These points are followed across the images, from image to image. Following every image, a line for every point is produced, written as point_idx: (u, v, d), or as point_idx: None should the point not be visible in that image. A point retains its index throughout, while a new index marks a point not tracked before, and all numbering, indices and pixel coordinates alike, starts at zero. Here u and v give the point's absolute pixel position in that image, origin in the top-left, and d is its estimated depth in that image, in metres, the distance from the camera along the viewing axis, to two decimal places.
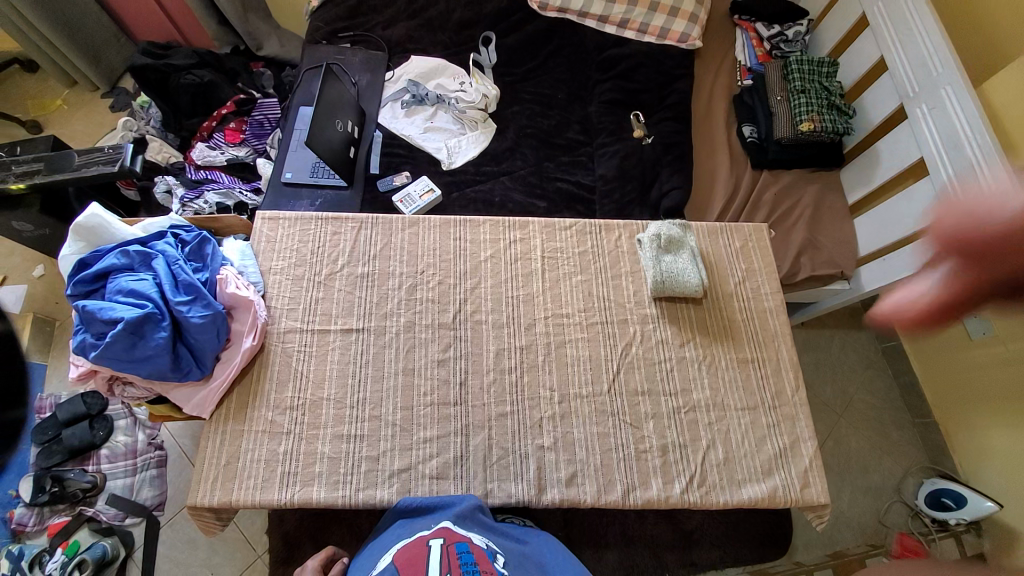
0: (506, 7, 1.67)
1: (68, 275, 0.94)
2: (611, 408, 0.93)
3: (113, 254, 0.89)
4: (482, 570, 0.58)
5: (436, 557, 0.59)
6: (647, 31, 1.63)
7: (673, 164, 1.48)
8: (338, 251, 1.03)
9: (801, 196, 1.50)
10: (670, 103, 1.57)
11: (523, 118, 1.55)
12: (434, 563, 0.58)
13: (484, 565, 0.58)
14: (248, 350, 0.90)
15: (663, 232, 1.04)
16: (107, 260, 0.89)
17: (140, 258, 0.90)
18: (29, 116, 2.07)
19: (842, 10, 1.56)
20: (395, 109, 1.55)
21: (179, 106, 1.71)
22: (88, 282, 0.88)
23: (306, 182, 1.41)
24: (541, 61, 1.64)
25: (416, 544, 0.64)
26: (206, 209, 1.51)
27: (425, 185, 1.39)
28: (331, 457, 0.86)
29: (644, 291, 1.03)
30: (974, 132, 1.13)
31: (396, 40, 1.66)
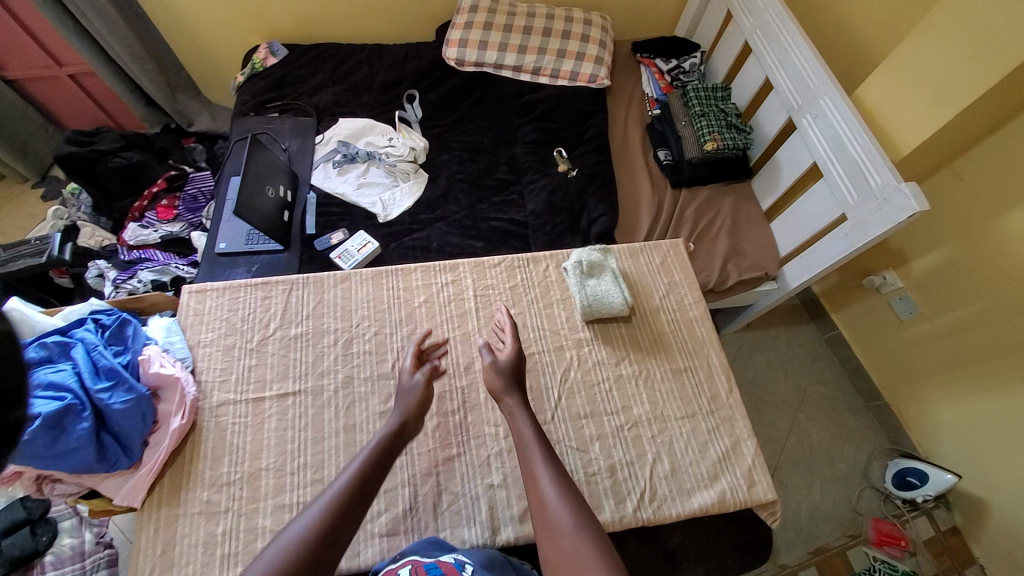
0: (426, 66, 1.78)
1: None
2: (557, 435, 0.94)
3: (30, 349, 0.87)
4: None
5: None
6: (559, 75, 1.76)
7: (599, 192, 1.56)
8: (269, 315, 1.02)
9: (719, 209, 1.61)
10: (589, 137, 1.68)
11: (453, 165, 1.62)
12: None
13: None
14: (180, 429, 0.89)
15: (585, 258, 1.10)
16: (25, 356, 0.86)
17: (59, 349, 0.87)
18: None
19: (726, 41, 1.74)
20: (327, 169, 1.58)
21: (108, 189, 1.69)
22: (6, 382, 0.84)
23: (242, 250, 1.40)
24: (465, 111, 1.74)
25: None
26: (141, 287, 1.49)
27: (362, 239, 1.43)
28: (273, 530, 0.83)
29: (576, 316, 1.07)
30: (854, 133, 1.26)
31: (323, 105, 1.72)
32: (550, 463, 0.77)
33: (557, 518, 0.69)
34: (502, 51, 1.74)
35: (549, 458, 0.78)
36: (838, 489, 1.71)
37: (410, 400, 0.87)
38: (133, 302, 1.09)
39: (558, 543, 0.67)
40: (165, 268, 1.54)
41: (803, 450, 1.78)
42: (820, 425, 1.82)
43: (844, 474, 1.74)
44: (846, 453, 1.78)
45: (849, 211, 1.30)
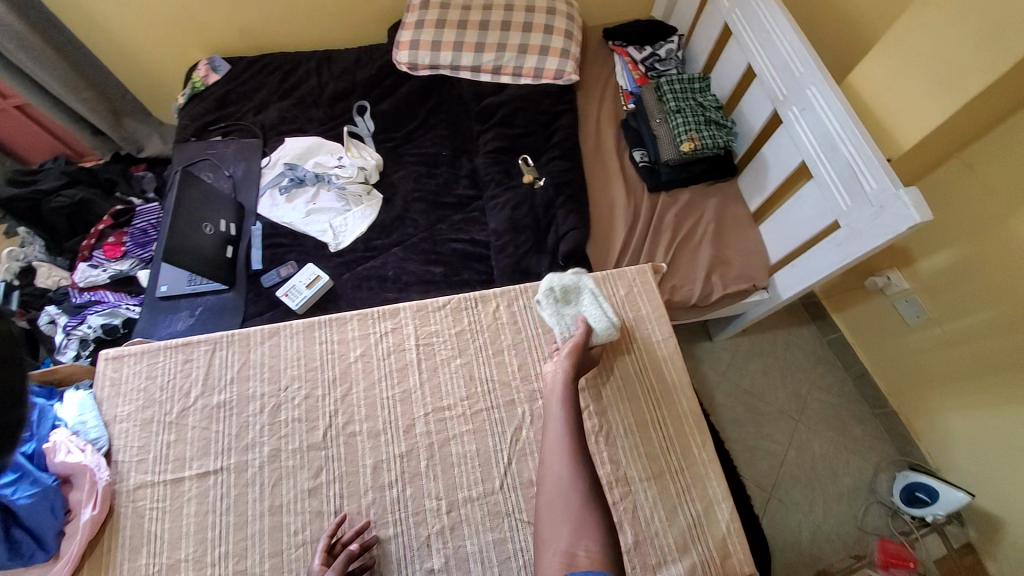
0: (377, 73, 1.64)
1: None
2: (506, 507, 0.84)
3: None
4: None
5: None
6: (522, 74, 1.60)
7: (569, 203, 1.42)
8: (190, 382, 0.93)
9: (702, 214, 1.47)
10: (557, 141, 1.53)
11: (410, 182, 1.49)
12: None
13: None
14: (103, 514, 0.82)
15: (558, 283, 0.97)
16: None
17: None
18: None
19: (704, 23, 1.57)
20: (275, 197, 1.48)
21: (54, 228, 1.61)
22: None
23: (185, 292, 1.32)
24: (422, 120, 1.60)
25: None
26: (91, 334, 1.40)
27: (312, 273, 1.32)
28: None
29: (529, 363, 0.96)
30: (845, 129, 1.10)
31: (270, 124, 1.60)
32: (569, 430, 0.79)
33: (561, 489, 0.72)
34: (457, 51, 1.57)
35: (573, 422, 0.80)
36: (841, 505, 1.61)
37: None
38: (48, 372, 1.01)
39: (561, 512, 0.71)
40: (115, 311, 1.45)
41: (804, 463, 1.66)
42: (822, 436, 1.70)
43: (848, 488, 1.63)
44: (850, 465, 1.66)
45: (842, 217, 1.16)
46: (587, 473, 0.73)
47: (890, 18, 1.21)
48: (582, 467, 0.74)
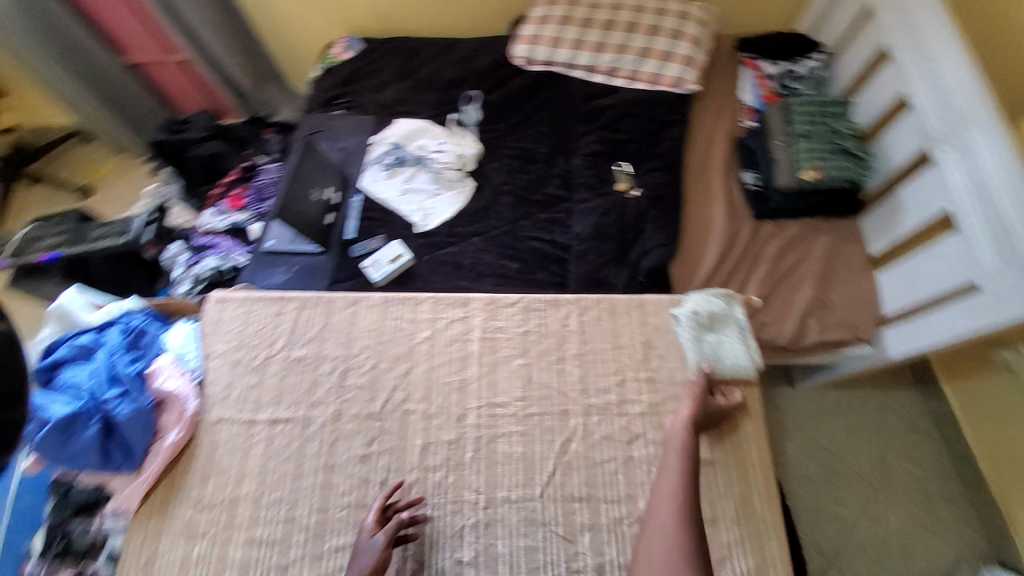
0: (492, 65, 1.70)
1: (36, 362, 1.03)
2: (542, 517, 0.83)
3: (71, 352, 0.97)
4: None
5: None
6: (639, 77, 1.59)
7: (659, 219, 1.37)
8: (277, 334, 1.01)
9: (809, 251, 1.33)
10: (660, 151, 1.48)
11: (502, 175, 1.51)
12: None
13: None
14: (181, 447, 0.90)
15: (702, 307, 0.96)
16: (64, 359, 0.96)
17: (91, 355, 0.96)
18: (83, 181, 2.39)
19: (856, 39, 1.41)
20: (377, 172, 1.57)
21: (192, 175, 1.83)
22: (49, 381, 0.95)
23: (285, 249, 1.45)
24: (526, 115, 1.62)
25: None
26: (204, 272, 1.62)
27: (396, 250, 1.39)
28: (241, 562, 0.83)
29: (590, 377, 0.93)
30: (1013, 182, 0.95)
31: (385, 104, 1.71)
32: (685, 476, 0.78)
33: (664, 537, 0.73)
34: (576, 49, 1.61)
35: (689, 468, 0.79)
36: None
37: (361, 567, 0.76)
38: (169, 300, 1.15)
39: (658, 562, 0.72)
40: (227, 255, 1.65)
41: (878, 545, 1.45)
42: (902, 510, 1.49)
43: None
44: (928, 549, 1.44)
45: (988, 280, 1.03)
46: (692, 533, 0.72)
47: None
48: (687, 524, 0.73)
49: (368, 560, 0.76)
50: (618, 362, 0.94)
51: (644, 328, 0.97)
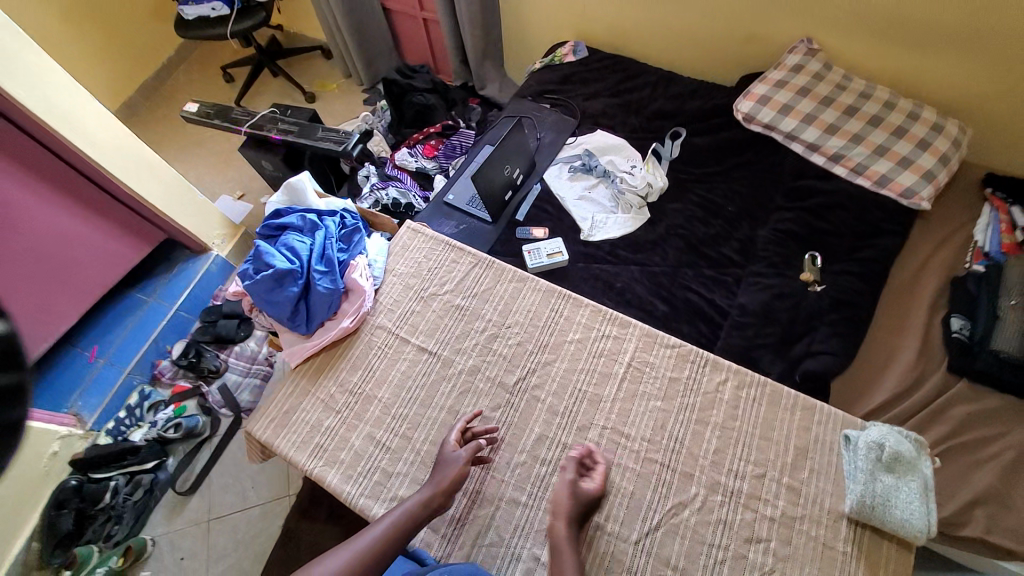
0: (709, 108, 1.66)
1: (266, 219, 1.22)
2: (629, 562, 0.81)
3: (301, 218, 1.12)
4: None
5: None
6: (864, 174, 1.47)
7: (836, 325, 1.27)
8: (449, 278, 1.10)
9: (1001, 432, 1.15)
10: (862, 257, 1.38)
11: (680, 218, 1.49)
12: None
13: None
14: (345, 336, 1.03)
15: (892, 444, 0.87)
16: (293, 222, 1.12)
17: (314, 228, 1.10)
18: (312, 89, 2.81)
19: None
20: (562, 171, 1.63)
21: (403, 116, 2.06)
22: (277, 233, 1.12)
23: (461, 208, 1.56)
24: (725, 169, 1.57)
25: None
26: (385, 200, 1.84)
27: (557, 246, 1.44)
28: (357, 451, 0.93)
29: (727, 455, 0.89)
30: None
31: (591, 113, 1.76)
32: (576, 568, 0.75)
33: None
34: (806, 123, 1.52)
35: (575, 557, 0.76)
36: None
37: (442, 480, 0.83)
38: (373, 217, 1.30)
39: None
40: (406, 194, 1.85)
41: None
42: None
43: None
44: None
45: None
46: None
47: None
48: None
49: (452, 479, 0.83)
50: (763, 454, 0.90)
51: (803, 434, 0.92)
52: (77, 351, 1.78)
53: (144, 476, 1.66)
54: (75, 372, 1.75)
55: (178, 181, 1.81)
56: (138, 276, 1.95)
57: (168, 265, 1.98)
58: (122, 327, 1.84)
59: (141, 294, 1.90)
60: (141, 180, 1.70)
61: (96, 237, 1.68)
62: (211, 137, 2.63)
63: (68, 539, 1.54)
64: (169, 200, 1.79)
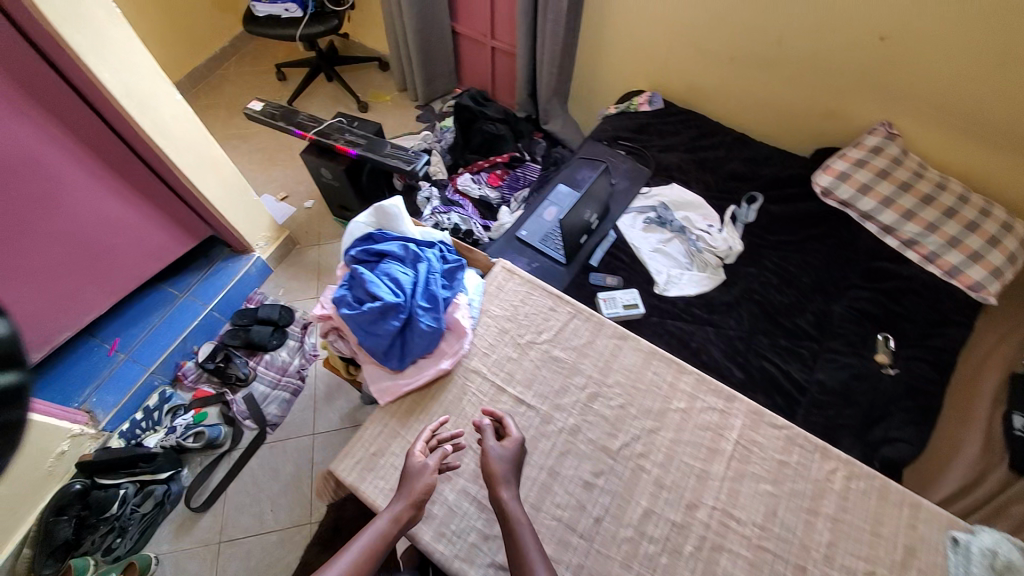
0: (785, 176, 1.67)
1: (355, 241, 1.18)
2: None
3: (403, 249, 1.09)
4: None
5: None
6: (935, 262, 1.44)
7: (914, 412, 1.24)
8: (546, 326, 1.07)
9: None
10: (930, 345, 1.36)
11: (755, 282, 1.48)
12: None
13: None
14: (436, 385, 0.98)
15: (1005, 551, 0.83)
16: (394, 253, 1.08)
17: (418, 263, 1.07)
18: (365, 98, 2.80)
19: None
20: (636, 220, 1.63)
21: (469, 142, 2.05)
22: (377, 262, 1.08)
23: (534, 244, 1.55)
24: (799, 240, 1.58)
25: None
26: (445, 224, 1.81)
27: (633, 298, 1.42)
28: (450, 507, 0.87)
29: (839, 549, 0.84)
30: None
31: (665, 165, 1.78)
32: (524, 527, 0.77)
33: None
34: (883, 205, 1.51)
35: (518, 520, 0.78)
36: None
37: (415, 489, 0.81)
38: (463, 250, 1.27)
39: None
40: (467, 219, 1.82)
41: None
42: None
43: None
44: None
45: None
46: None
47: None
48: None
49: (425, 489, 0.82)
50: (872, 550, 0.85)
51: (912, 532, 0.87)
52: (95, 342, 1.65)
53: (156, 486, 1.53)
54: (92, 364, 1.62)
55: (237, 179, 1.74)
56: (174, 270, 1.86)
57: (205, 262, 1.89)
58: (148, 322, 1.73)
59: (173, 290, 1.81)
60: (203, 176, 1.62)
61: (147, 229, 1.59)
62: (258, 132, 2.58)
63: (63, 549, 1.42)
64: (225, 199, 1.72)
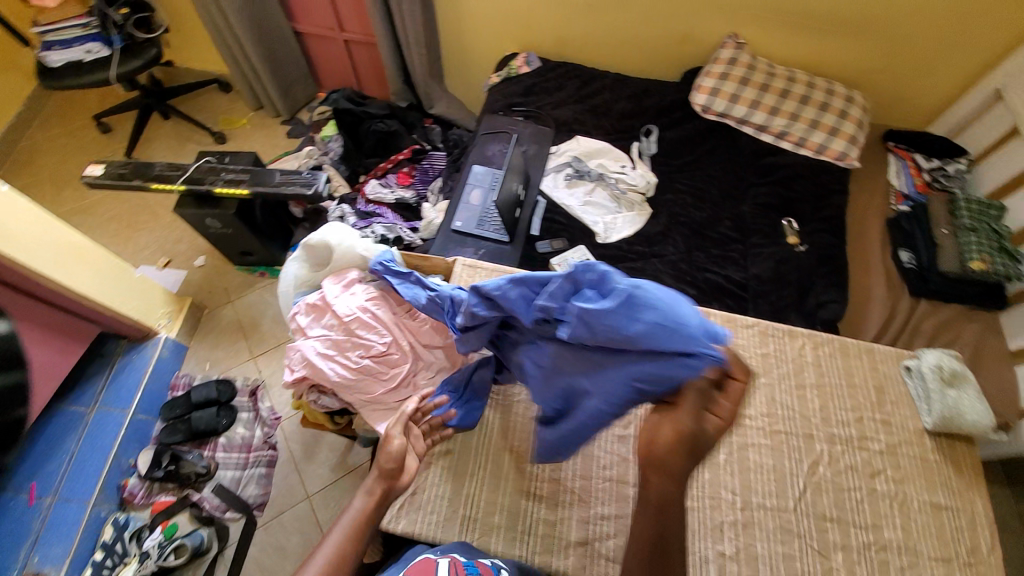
0: (668, 105, 1.81)
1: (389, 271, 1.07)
2: (797, 529, 0.92)
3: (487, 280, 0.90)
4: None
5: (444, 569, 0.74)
6: (805, 145, 1.68)
7: (828, 276, 1.48)
8: None
9: (961, 333, 1.44)
10: (825, 216, 1.60)
11: (676, 207, 1.61)
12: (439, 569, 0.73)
13: None
14: (699, 402, 0.70)
15: (944, 363, 1.04)
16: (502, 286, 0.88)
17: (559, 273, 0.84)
18: (218, 127, 2.46)
19: (1009, 154, 1.58)
20: (557, 180, 1.67)
21: (362, 145, 1.92)
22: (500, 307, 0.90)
23: (472, 232, 1.52)
24: (697, 157, 1.73)
25: (427, 560, 0.76)
26: (371, 238, 1.69)
27: (583, 254, 1.48)
28: (511, 510, 0.93)
29: (830, 408, 1.02)
30: None
31: (562, 120, 1.83)
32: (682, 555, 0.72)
33: None
34: (752, 108, 1.70)
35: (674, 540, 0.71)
36: None
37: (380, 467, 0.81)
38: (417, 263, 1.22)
39: None
40: (392, 227, 1.71)
41: None
42: None
43: None
44: None
45: None
46: None
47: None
48: None
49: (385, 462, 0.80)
50: (854, 399, 1.03)
51: (876, 374, 1.06)
52: (8, 496, 1.37)
53: None
54: (14, 522, 1.35)
55: (110, 261, 1.46)
56: (69, 384, 1.54)
57: (104, 363, 1.59)
58: (65, 453, 1.45)
59: (77, 407, 1.51)
60: (70, 270, 1.34)
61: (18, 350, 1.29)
62: (103, 198, 2.17)
63: None
64: (106, 287, 1.44)
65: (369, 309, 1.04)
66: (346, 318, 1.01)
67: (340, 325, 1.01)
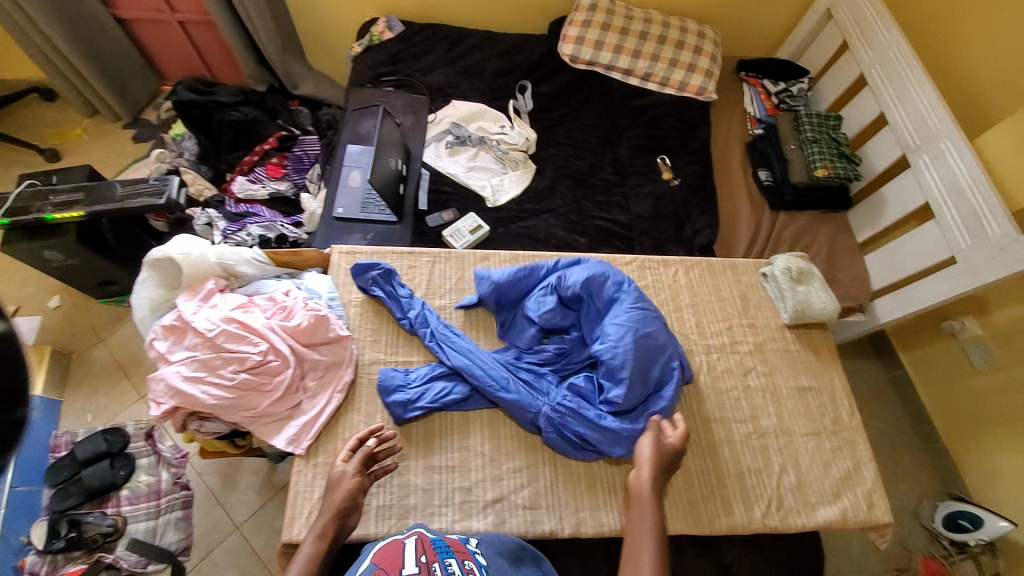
0: (538, 58, 1.80)
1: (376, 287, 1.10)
2: (689, 436, 1.01)
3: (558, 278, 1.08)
4: (451, 554, 0.72)
5: (411, 549, 0.70)
6: (668, 84, 1.75)
7: (701, 204, 1.60)
8: (415, 284, 1.14)
9: (816, 236, 1.62)
10: (694, 149, 1.70)
11: (559, 159, 1.64)
12: (405, 553, 0.69)
13: (455, 552, 0.73)
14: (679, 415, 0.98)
15: (791, 264, 1.17)
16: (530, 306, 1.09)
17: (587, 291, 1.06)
18: (48, 145, 2.10)
19: (839, 69, 1.75)
20: (439, 149, 1.62)
21: (220, 140, 1.73)
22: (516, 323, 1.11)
23: (357, 217, 1.45)
24: (572, 108, 1.76)
25: (389, 546, 0.72)
26: (248, 241, 1.54)
27: (474, 221, 1.46)
28: (424, 488, 0.94)
29: (704, 323, 1.14)
30: (965, 165, 1.31)
31: (435, 86, 1.76)
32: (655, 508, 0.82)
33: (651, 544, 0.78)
34: (616, 54, 1.74)
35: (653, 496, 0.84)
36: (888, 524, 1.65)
37: (332, 499, 0.83)
38: (288, 259, 1.15)
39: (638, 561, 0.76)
40: (271, 225, 1.58)
41: None
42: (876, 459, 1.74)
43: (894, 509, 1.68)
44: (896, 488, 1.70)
45: (959, 254, 1.33)
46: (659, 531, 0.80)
47: (1010, 97, 1.38)
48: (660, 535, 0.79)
49: (338, 499, 0.83)
50: (724, 312, 1.16)
51: (741, 285, 1.20)
52: None
53: None
54: None
55: None
56: None
57: None
58: None
59: None
60: None
61: None
62: None
63: None
64: None
65: (235, 320, 0.97)
66: (209, 334, 0.93)
67: (205, 342, 0.93)
